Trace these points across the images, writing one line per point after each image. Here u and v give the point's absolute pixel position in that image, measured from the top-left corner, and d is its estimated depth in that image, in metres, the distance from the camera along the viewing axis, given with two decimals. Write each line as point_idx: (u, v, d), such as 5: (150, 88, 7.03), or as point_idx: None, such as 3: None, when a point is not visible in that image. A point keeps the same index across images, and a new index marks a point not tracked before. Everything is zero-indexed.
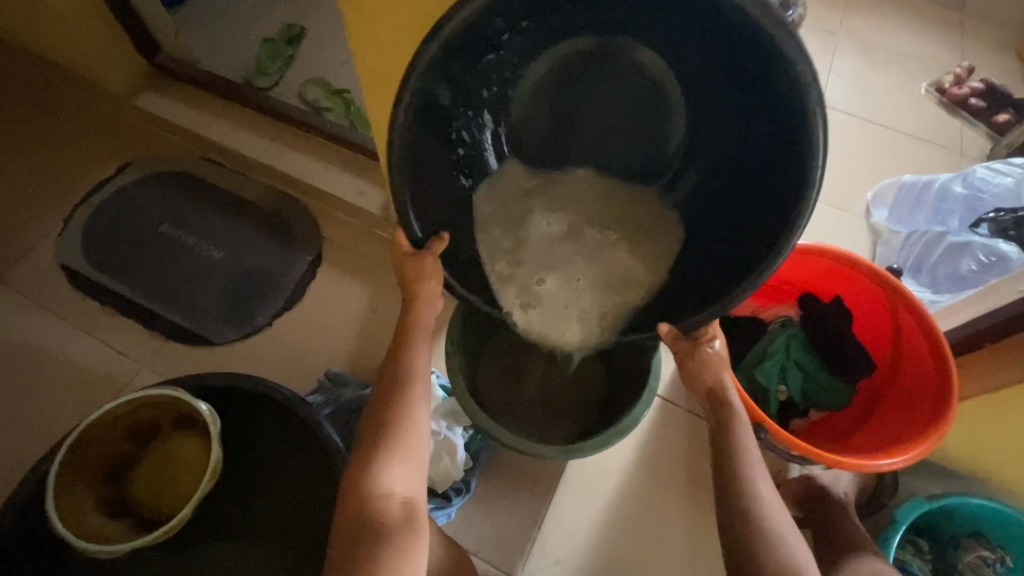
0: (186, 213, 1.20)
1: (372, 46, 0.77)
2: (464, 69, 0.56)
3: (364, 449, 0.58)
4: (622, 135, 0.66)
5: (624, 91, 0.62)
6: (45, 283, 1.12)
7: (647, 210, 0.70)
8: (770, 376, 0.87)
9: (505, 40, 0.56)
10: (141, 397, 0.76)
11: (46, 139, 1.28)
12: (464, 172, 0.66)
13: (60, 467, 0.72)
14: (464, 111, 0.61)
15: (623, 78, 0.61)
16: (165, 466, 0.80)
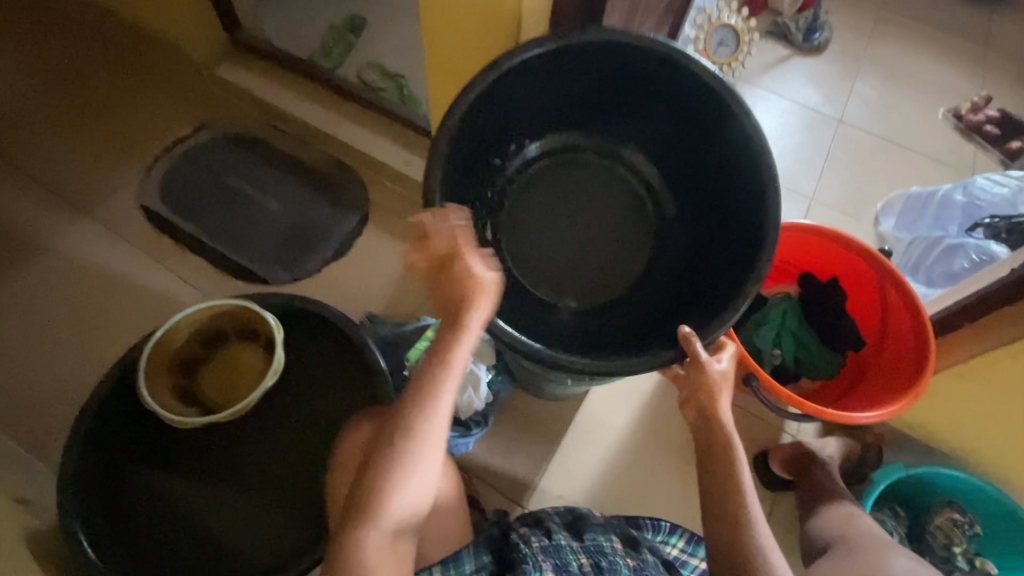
0: (252, 170, 1.35)
1: (438, 23, 0.90)
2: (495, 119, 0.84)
3: (371, 486, 0.62)
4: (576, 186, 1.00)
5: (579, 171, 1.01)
6: (125, 219, 1.27)
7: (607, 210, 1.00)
8: (767, 339, 0.96)
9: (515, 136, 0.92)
10: (219, 304, 0.90)
11: (134, 99, 1.43)
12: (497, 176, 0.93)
13: (146, 359, 0.86)
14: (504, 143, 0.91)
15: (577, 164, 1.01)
16: (227, 370, 0.93)
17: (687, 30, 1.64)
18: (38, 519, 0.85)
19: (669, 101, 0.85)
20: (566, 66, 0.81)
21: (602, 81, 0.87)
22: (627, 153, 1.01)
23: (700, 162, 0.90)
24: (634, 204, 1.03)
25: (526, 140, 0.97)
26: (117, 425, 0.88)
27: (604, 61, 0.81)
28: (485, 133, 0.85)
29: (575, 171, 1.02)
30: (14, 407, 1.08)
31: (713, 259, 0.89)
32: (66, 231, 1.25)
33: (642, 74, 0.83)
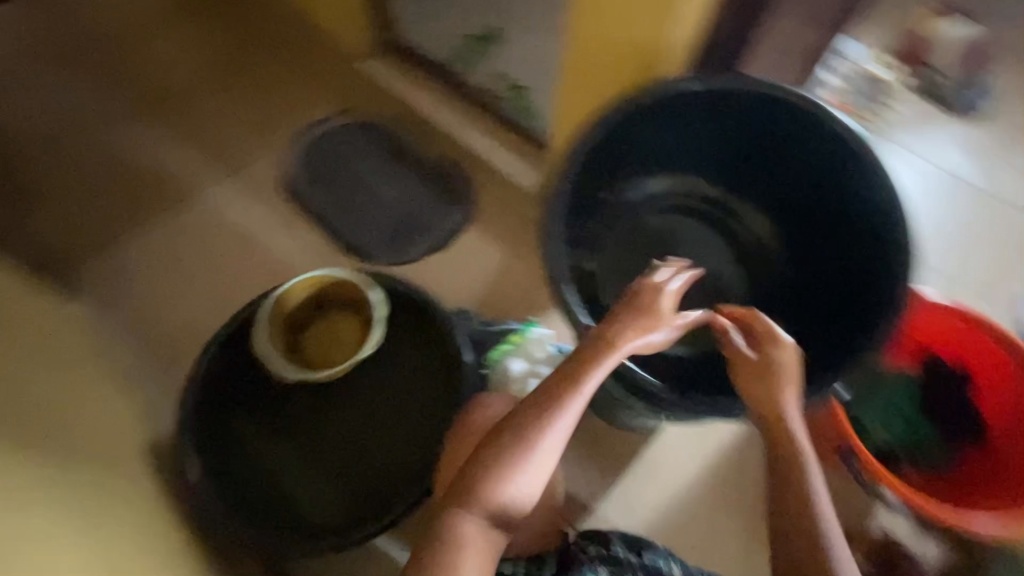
0: (376, 158, 1.45)
1: (583, 46, 0.91)
2: (617, 157, 0.86)
3: (484, 471, 0.59)
4: (683, 233, 1.01)
5: (692, 213, 1.00)
6: (265, 186, 1.42)
7: (709, 254, 1.00)
8: (871, 414, 0.91)
9: (631, 178, 0.94)
10: (333, 274, 0.98)
11: (288, 77, 1.59)
12: (606, 208, 0.94)
13: (267, 314, 0.95)
14: (620, 181, 0.93)
15: (691, 206, 1.00)
16: (328, 336, 1.01)
17: (825, 78, 1.62)
18: (152, 429, 0.98)
19: (801, 159, 0.84)
20: (699, 116, 0.84)
21: (731, 134, 0.87)
22: (749, 205, 0.97)
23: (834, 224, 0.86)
24: (750, 255, 0.99)
25: (647, 177, 0.96)
26: (230, 371, 0.98)
27: (739, 112, 0.82)
28: (612, 163, 0.88)
29: (692, 215, 1.00)
30: (149, 328, 1.25)
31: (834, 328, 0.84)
32: (214, 186, 1.42)
33: (775, 129, 0.83)
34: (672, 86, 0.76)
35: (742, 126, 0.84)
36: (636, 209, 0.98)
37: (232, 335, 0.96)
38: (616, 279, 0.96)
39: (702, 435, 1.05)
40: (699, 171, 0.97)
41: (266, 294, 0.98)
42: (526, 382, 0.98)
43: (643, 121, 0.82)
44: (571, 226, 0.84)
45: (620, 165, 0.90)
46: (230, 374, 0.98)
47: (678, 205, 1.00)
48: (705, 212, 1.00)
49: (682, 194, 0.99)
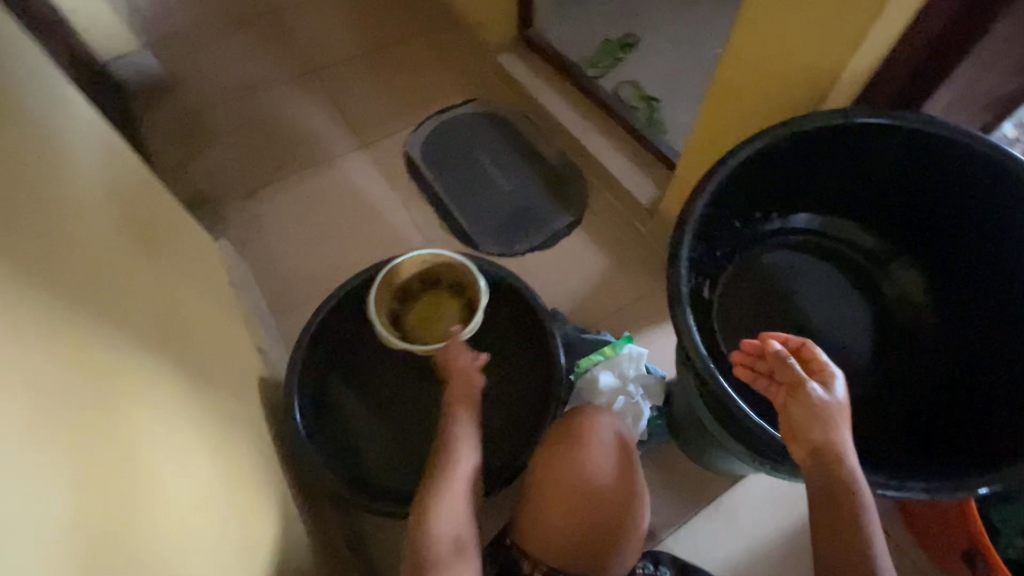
0: (497, 150, 1.49)
1: (742, 65, 0.87)
2: (762, 186, 0.82)
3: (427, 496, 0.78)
4: (816, 278, 0.93)
5: (829, 259, 0.93)
6: (391, 161, 1.50)
7: (844, 305, 0.92)
8: (1012, 523, 0.78)
9: (770, 211, 0.89)
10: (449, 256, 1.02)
11: (427, 62, 1.67)
12: (737, 237, 0.89)
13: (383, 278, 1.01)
14: (757, 212, 0.88)
15: (828, 250, 0.93)
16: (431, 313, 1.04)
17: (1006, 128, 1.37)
18: (266, 368, 1.07)
19: (982, 216, 0.75)
20: (863, 153, 0.77)
21: (896, 178, 0.80)
22: (903, 259, 0.90)
23: (1006, 294, 0.76)
24: (893, 313, 0.91)
25: (790, 212, 0.90)
26: (342, 327, 1.06)
27: (914, 155, 0.75)
28: (759, 191, 0.83)
29: (832, 260, 0.93)
30: (272, 276, 1.36)
31: (995, 415, 0.74)
32: (347, 154, 1.53)
33: (956, 178, 0.75)
34: (845, 117, 0.70)
35: (917, 170, 0.77)
36: (767, 244, 0.93)
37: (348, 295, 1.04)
38: (733, 314, 0.91)
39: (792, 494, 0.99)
40: (849, 213, 0.90)
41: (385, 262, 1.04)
42: (615, 399, 0.94)
43: (800, 151, 0.77)
44: (700, 251, 0.81)
45: (762, 195, 0.85)
46: (341, 330, 1.06)
47: (814, 248, 0.93)
48: (847, 257, 0.93)
49: (821, 236, 0.93)
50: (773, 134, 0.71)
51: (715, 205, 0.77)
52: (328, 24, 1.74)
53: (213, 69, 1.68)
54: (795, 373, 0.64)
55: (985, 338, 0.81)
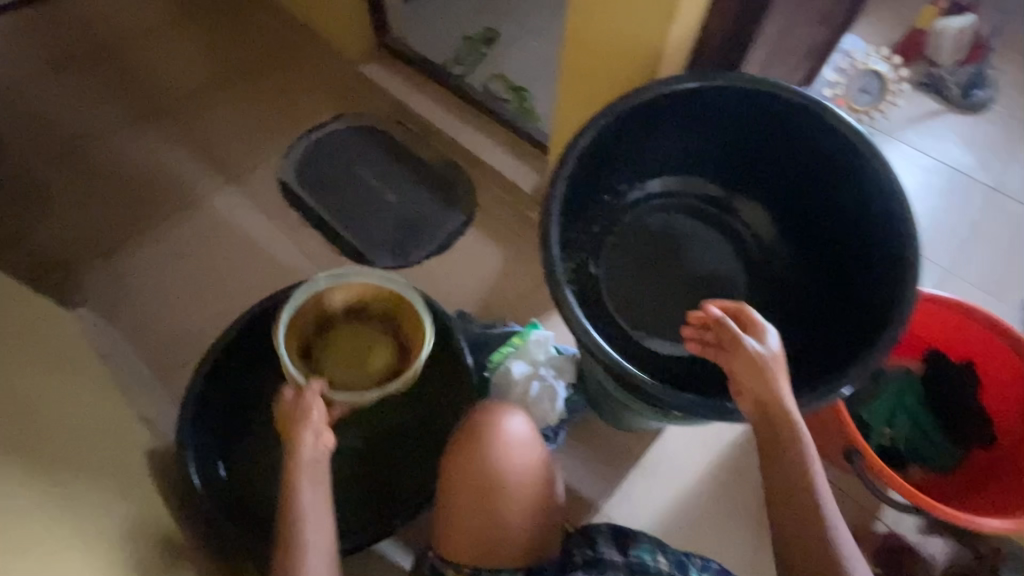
0: (376, 161, 1.45)
1: (580, 47, 0.91)
2: (614, 158, 0.86)
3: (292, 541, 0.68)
4: (687, 235, 1.00)
5: (696, 216, 0.99)
6: (265, 191, 1.42)
7: (717, 256, 0.99)
8: (878, 415, 0.88)
9: (630, 183, 0.95)
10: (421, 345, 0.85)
11: (287, 82, 1.59)
12: (604, 208, 0.94)
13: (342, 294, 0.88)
14: (619, 184, 0.93)
15: (694, 208, 0.99)
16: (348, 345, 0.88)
17: (825, 74, 1.60)
18: (156, 439, 0.98)
19: (801, 154, 0.83)
20: (696, 113, 0.83)
21: (731, 132, 0.86)
22: (754, 202, 0.96)
23: (835, 218, 0.85)
24: (754, 255, 0.98)
25: (647, 178, 0.96)
26: (232, 366, 0.99)
27: (737, 107, 0.81)
28: (612, 164, 0.87)
29: (697, 217, 0.99)
30: (152, 337, 1.24)
31: (845, 331, 0.82)
32: (215, 192, 1.42)
33: (772, 123, 0.82)
34: (665, 82, 0.75)
35: (741, 121, 0.84)
36: (638, 213, 0.98)
37: (238, 334, 0.98)
38: (616, 282, 0.96)
39: (707, 435, 1.06)
40: (699, 170, 0.96)
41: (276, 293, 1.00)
42: (529, 384, 0.98)
43: (638, 120, 0.81)
44: (568, 226, 0.85)
45: (618, 166, 0.89)
46: (232, 368, 0.99)
47: (682, 209, 0.99)
48: (706, 210, 0.99)
49: (686, 197, 0.99)
50: (607, 109, 0.74)
51: (573, 186, 0.80)
52: (168, 57, 1.61)
53: (40, 123, 1.50)
54: (732, 334, 0.67)
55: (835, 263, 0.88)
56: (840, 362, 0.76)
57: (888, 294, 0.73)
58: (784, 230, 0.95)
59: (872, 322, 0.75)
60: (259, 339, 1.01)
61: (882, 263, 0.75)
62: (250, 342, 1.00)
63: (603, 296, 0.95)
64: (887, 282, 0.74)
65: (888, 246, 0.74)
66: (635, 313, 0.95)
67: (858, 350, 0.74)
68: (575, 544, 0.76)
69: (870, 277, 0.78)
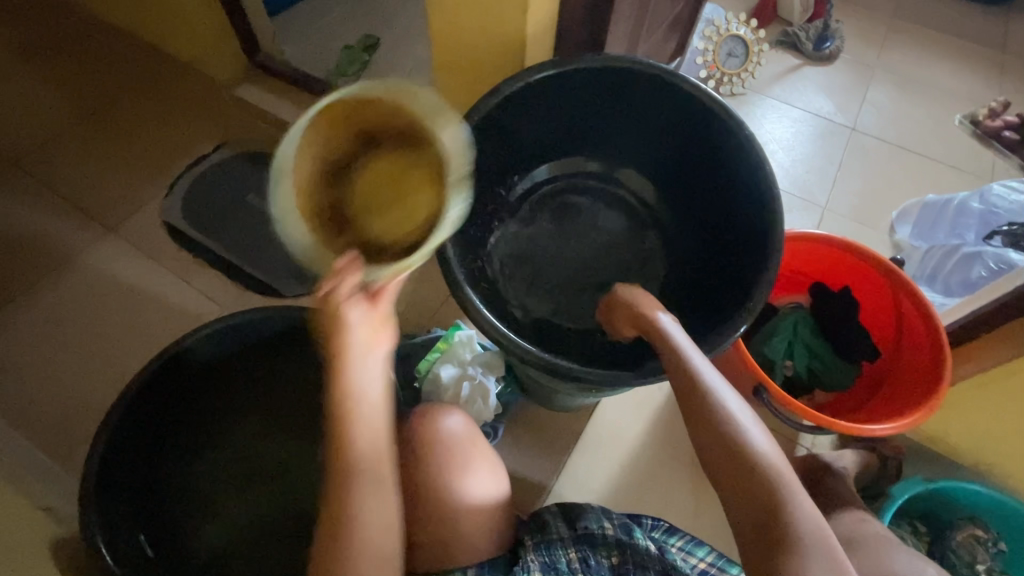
0: (270, 186, 1.38)
1: (450, 45, 0.92)
2: (496, 151, 0.87)
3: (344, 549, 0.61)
4: (580, 214, 1.04)
5: (585, 194, 1.03)
6: (150, 236, 1.31)
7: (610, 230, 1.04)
8: (778, 350, 0.96)
9: (514, 174, 0.97)
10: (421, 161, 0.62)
11: (159, 118, 1.49)
12: (498, 200, 0.97)
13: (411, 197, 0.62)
14: (507, 176, 0.96)
15: (581, 187, 1.03)
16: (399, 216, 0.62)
17: (694, 43, 1.70)
18: (60, 527, 0.88)
19: (669, 123, 0.87)
20: (565, 95, 0.85)
21: (602, 109, 0.89)
22: (631, 174, 1.02)
23: (703, 180, 0.90)
24: (637, 223, 1.03)
25: (528, 165, 0.98)
26: (144, 412, 0.91)
27: (603, 86, 0.83)
28: (492, 157, 0.88)
29: (587, 194, 1.03)
30: (43, 416, 1.12)
31: (723, 280, 0.88)
32: (93, 245, 1.30)
33: (638, 97, 0.85)
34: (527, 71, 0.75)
35: (609, 98, 0.86)
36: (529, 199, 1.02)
37: (146, 379, 0.89)
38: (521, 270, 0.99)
39: (639, 400, 1.11)
40: (577, 150, 1.00)
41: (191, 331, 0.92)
42: (460, 386, 0.97)
43: (510, 112, 0.81)
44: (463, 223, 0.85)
45: (500, 158, 0.90)
46: (143, 415, 0.91)
47: (570, 189, 1.03)
48: (589, 187, 1.03)
49: (573, 178, 1.03)
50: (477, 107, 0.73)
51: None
52: (22, 110, 1.47)
53: None
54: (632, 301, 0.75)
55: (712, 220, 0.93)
56: (728, 315, 0.81)
57: (759, 244, 0.77)
58: (661, 196, 1.01)
59: (749, 271, 0.79)
60: (159, 395, 0.92)
61: (750, 215, 0.80)
62: (148, 400, 0.90)
63: (510, 287, 0.97)
64: (757, 233, 0.79)
65: (752, 199, 0.79)
66: (546, 298, 0.98)
67: (739, 299, 0.79)
68: (523, 532, 0.78)
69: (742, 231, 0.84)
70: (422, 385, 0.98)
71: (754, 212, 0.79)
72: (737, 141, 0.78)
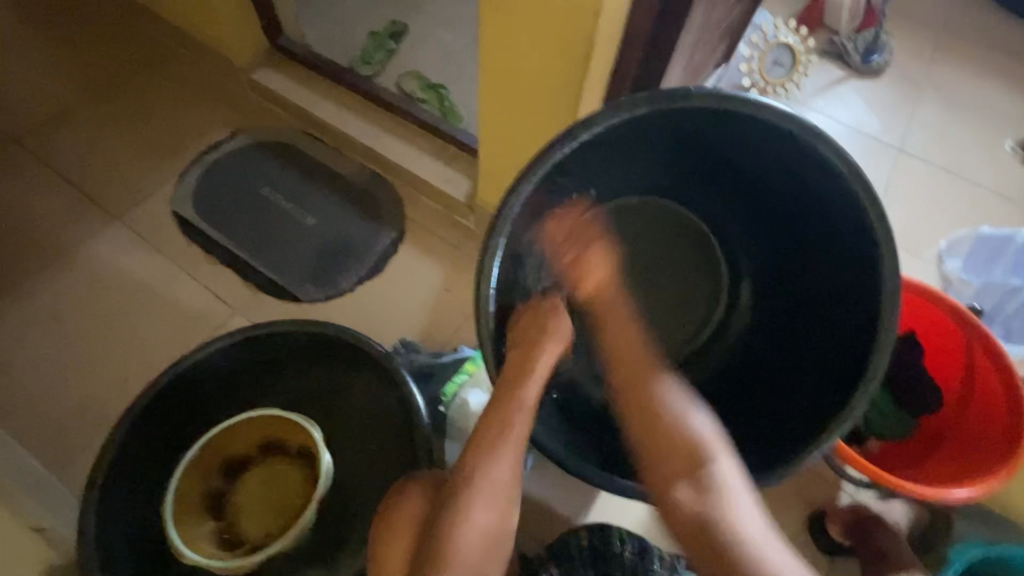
0: (288, 180, 1.30)
1: (501, 46, 0.84)
2: (561, 187, 0.71)
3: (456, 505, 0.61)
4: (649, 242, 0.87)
5: (659, 219, 0.86)
6: (158, 227, 1.23)
7: (683, 265, 0.89)
8: None
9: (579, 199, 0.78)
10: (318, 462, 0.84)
11: (172, 101, 1.40)
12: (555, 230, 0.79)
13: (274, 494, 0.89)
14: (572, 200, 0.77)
15: (651, 209, 0.85)
16: (255, 490, 0.89)
17: (740, 49, 1.58)
18: (53, 550, 0.81)
19: (776, 176, 0.70)
20: (649, 128, 0.68)
21: (695, 140, 0.71)
22: (723, 218, 0.84)
23: (813, 246, 0.73)
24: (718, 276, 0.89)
25: (597, 190, 0.79)
26: (148, 428, 0.85)
27: (700, 119, 0.65)
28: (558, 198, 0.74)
29: (661, 219, 0.86)
30: (40, 420, 1.05)
31: (803, 351, 0.76)
32: (98, 235, 1.22)
33: (749, 138, 0.67)
34: (607, 114, 0.59)
35: (708, 130, 0.68)
36: (592, 218, 0.84)
37: (156, 394, 0.84)
38: None
39: None
40: (655, 189, 0.84)
41: (212, 338, 0.87)
42: None
43: (580, 151, 0.66)
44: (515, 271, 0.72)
45: (563, 189, 0.72)
46: (149, 430, 0.85)
47: (646, 209, 0.85)
48: (673, 232, 0.87)
49: (648, 199, 0.85)
50: (538, 162, 0.59)
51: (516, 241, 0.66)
52: (27, 85, 1.38)
53: None
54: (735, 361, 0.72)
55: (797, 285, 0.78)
56: (813, 406, 0.69)
57: (864, 350, 0.63)
58: (756, 254, 0.84)
59: (848, 370, 0.66)
60: (170, 414, 0.88)
61: (860, 306, 0.65)
62: (162, 418, 0.87)
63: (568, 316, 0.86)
64: (864, 331, 0.63)
65: (868, 289, 0.63)
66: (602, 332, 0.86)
67: (828, 401, 0.67)
68: None
69: (838, 313, 0.70)
70: (448, 412, 0.91)
71: (866, 304, 0.64)
72: (858, 214, 0.61)
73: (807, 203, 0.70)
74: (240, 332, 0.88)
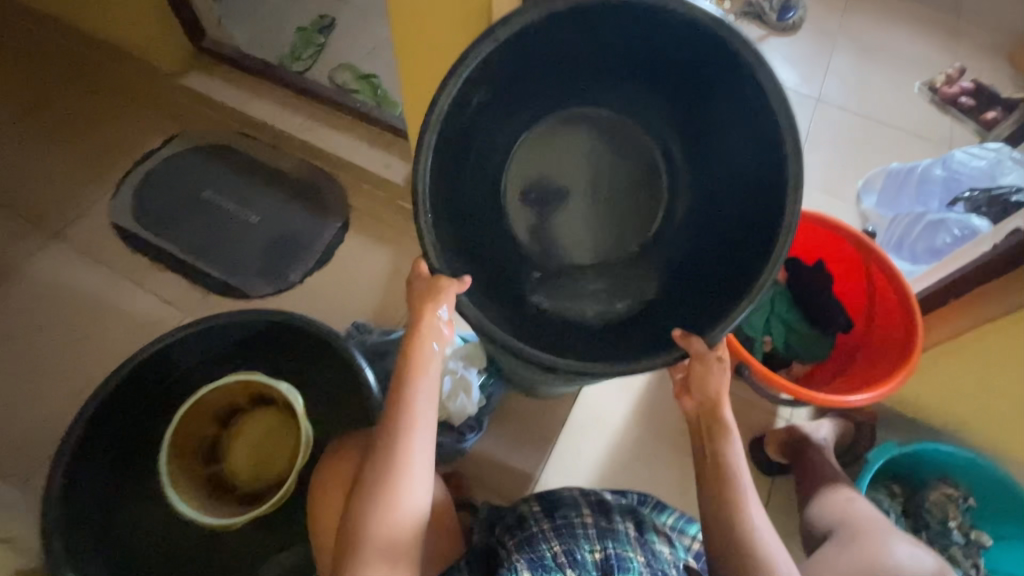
0: (227, 182, 1.31)
1: (412, 26, 0.87)
2: (496, 91, 0.70)
3: (379, 494, 0.62)
4: (598, 150, 0.85)
5: (608, 129, 0.85)
6: (98, 240, 1.23)
7: (629, 172, 0.87)
8: (757, 327, 0.97)
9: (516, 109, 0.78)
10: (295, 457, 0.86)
11: (100, 113, 1.38)
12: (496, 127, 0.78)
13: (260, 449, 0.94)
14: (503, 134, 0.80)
15: (599, 117, 0.84)
16: (248, 444, 0.94)
17: None
18: (21, 558, 0.83)
19: (706, 82, 0.69)
20: (570, 31, 0.66)
21: (625, 42, 0.69)
22: (666, 133, 0.83)
23: (736, 153, 0.70)
24: (657, 183, 0.86)
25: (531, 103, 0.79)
26: (105, 429, 0.87)
27: (624, 18, 0.63)
28: (494, 103, 0.73)
29: (605, 129, 0.85)
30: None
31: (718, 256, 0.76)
32: (38, 254, 1.21)
33: (677, 38, 0.65)
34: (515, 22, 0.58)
35: (633, 32, 0.66)
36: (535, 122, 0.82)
37: (111, 393, 0.85)
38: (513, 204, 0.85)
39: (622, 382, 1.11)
40: (601, 102, 0.83)
41: (166, 331, 0.89)
42: (442, 381, 0.96)
43: (504, 60, 0.64)
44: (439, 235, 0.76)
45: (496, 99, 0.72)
46: (105, 430, 0.87)
47: (589, 117, 0.84)
48: (618, 143, 0.85)
49: (593, 110, 0.83)
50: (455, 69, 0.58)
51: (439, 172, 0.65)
52: None
53: None
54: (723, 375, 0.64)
55: (721, 198, 0.77)
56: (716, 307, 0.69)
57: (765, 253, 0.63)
58: (694, 171, 0.82)
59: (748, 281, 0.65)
60: (124, 409, 0.89)
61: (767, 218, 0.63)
62: (116, 416, 0.88)
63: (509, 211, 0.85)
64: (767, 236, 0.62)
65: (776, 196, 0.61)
66: (541, 232, 0.86)
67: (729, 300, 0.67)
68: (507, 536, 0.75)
69: (751, 225, 0.68)
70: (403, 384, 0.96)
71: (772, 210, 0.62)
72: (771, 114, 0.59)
73: (733, 109, 0.67)
74: (196, 325, 0.89)
